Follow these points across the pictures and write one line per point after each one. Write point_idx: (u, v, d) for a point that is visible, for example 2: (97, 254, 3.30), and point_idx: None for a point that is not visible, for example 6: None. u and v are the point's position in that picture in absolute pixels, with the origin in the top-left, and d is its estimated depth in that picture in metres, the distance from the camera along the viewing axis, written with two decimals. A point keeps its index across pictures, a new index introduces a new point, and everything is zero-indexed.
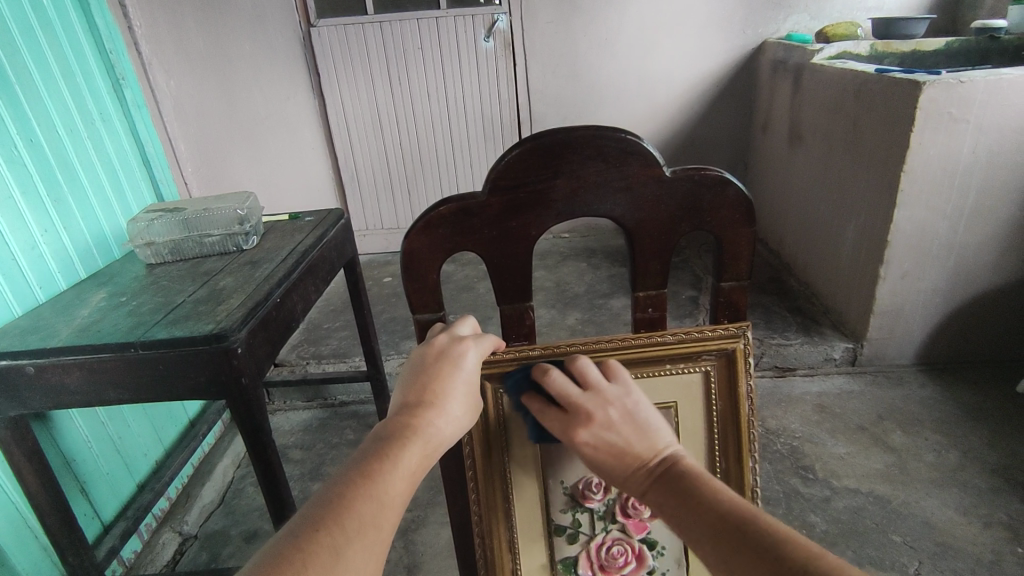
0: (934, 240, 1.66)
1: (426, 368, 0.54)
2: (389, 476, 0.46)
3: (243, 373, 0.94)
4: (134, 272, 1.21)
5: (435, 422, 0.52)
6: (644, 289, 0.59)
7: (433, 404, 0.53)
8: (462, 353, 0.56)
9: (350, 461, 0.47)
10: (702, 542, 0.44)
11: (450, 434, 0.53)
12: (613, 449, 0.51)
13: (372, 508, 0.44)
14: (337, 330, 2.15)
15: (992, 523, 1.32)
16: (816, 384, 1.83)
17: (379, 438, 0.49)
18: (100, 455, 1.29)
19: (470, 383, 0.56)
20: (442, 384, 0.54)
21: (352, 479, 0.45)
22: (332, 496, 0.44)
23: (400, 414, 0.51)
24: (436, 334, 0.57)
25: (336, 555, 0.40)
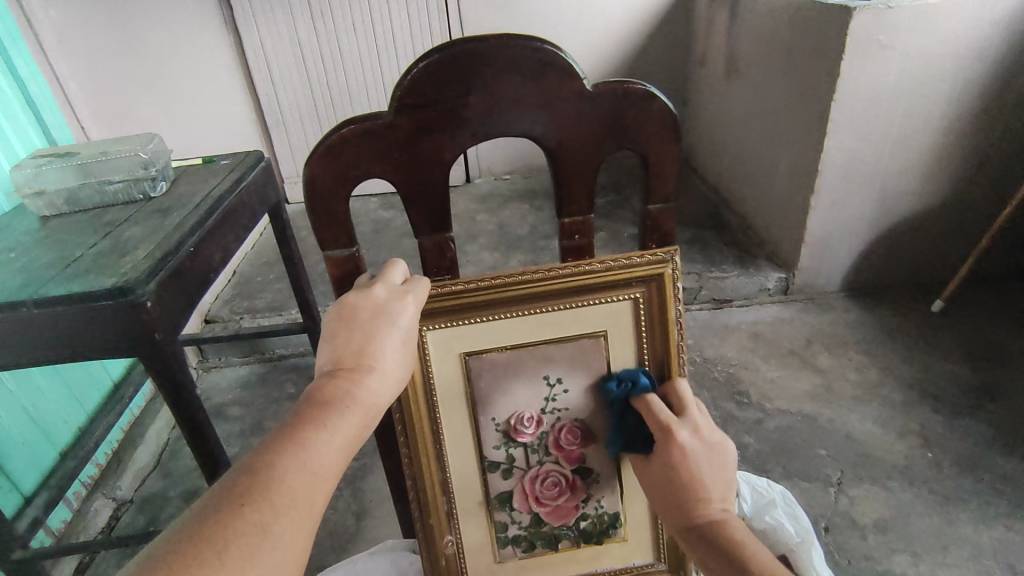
0: (860, 168, 1.71)
1: (359, 326, 0.50)
2: (325, 446, 0.43)
3: (156, 328, 0.87)
4: (26, 226, 1.09)
5: (376, 388, 0.48)
6: (569, 215, 0.56)
7: (370, 368, 0.49)
8: (400, 309, 0.52)
9: (283, 426, 0.43)
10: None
11: (388, 398, 0.50)
12: (692, 475, 0.54)
13: (302, 483, 0.41)
14: (271, 282, 2.05)
15: (906, 432, 1.42)
16: (752, 314, 1.90)
17: (314, 403, 0.45)
18: (12, 426, 1.20)
19: (407, 344, 0.52)
20: (379, 345, 0.50)
21: (284, 446, 0.42)
22: (259, 466, 0.40)
23: (331, 378, 0.47)
24: (376, 285, 0.52)
25: (264, 532, 0.37)
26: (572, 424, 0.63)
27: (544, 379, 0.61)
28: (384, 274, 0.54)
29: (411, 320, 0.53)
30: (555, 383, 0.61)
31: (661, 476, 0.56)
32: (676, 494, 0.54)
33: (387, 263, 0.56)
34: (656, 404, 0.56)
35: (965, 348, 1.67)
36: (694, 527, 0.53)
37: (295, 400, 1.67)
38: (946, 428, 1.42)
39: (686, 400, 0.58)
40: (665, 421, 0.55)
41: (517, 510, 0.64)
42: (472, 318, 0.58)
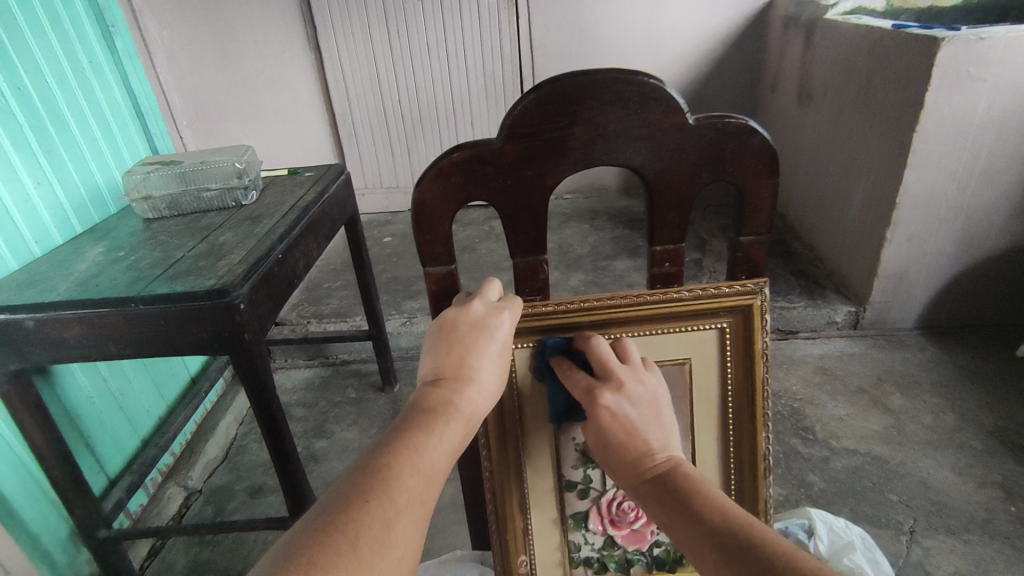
0: (942, 203, 1.64)
1: (460, 340, 0.52)
2: (434, 452, 0.46)
3: (246, 329, 0.93)
4: (131, 227, 1.18)
5: (477, 396, 0.50)
6: (661, 243, 0.57)
7: (468, 378, 0.51)
8: (497, 323, 0.54)
9: (393, 431, 0.47)
10: (704, 544, 0.44)
11: (486, 408, 0.52)
12: (627, 432, 0.51)
13: (415, 485, 0.44)
14: (338, 289, 2.13)
15: (987, 483, 1.34)
16: (818, 347, 1.84)
17: (419, 409, 0.48)
18: (104, 411, 1.29)
19: (503, 358, 0.54)
20: (478, 358, 0.52)
21: (396, 450, 0.45)
22: (377, 466, 0.43)
23: (435, 387, 0.50)
24: (474, 301, 0.55)
25: (388, 527, 0.41)
26: None
27: None
28: (482, 291, 0.56)
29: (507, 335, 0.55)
30: None
31: (599, 440, 0.53)
32: (619, 449, 0.51)
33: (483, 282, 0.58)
34: (578, 375, 0.55)
35: None
36: (647, 481, 0.49)
37: (356, 405, 1.72)
38: None
39: (605, 358, 0.55)
40: (585, 387, 0.53)
41: (591, 531, 0.65)
42: (559, 339, 0.59)
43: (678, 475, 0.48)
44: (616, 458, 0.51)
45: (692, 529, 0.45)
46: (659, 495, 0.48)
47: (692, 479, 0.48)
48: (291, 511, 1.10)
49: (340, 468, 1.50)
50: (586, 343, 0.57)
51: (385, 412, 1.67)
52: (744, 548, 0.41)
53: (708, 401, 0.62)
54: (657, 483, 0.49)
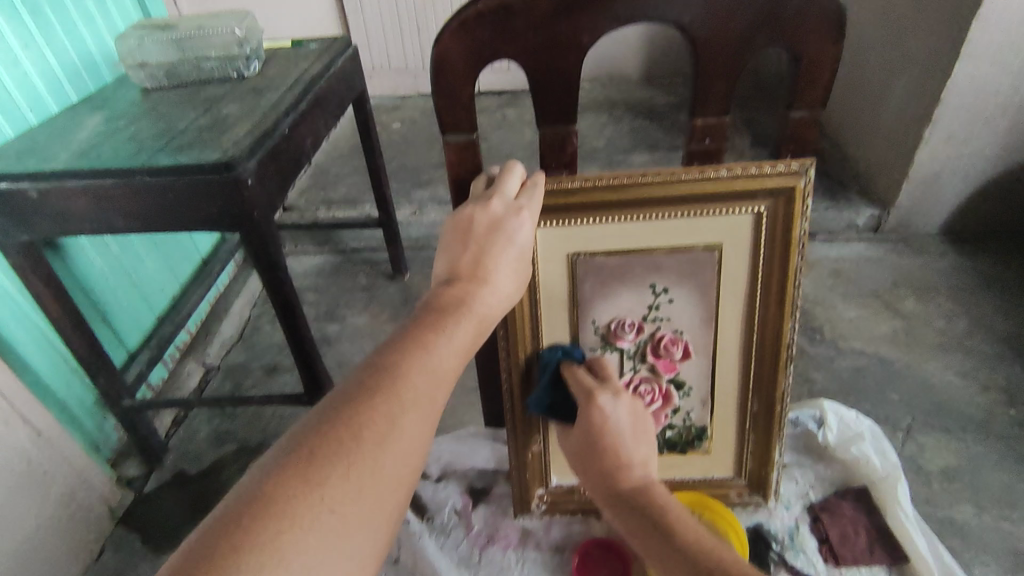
0: (991, 99, 1.53)
1: (476, 240, 0.51)
2: (443, 353, 0.47)
3: (255, 207, 0.90)
4: (130, 97, 1.12)
5: (491, 297, 0.51)
6: (702, 116, 0.53)
7: (482, 280, 0.51)
8: (516, 225, 0.52)
9: (404, 331, 0.48)
10: (667, 556, 0.53)
11: (501, 309, 0.52)
12: (615, 439, 0.60)
13: (422, 382, 0.45)
14: (346, 176, 2.07)
15: (990, 386, 1.36)
16: (836, 249, 1.80)
17: (431, 309, 0.49)
18: (117, 288, 1.30)
19: (521, 258, 0.53)
20: (494, 257, 0.51)
21: (405, 349, 0.46)
22: (384, 365, 0.45)
23: (449, 287, 0.50)
24: (491, 200, 0.52)
25: (392, 422, 0.43)
26: (672, 334, 0.64)
27: (649, 287, 0.61)
28: (500, 187, 0.52)
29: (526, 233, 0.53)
30: (661, 292, 0.62)
31: (586, 442, 0.61)
32: (602, 460, 0.60)
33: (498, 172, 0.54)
34: (581, 374, 0.62)
35: None
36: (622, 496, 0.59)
37: (367, 292, 1.73)
38: None
39: (606, 373, 0.63)
40: (588, 387, 0.60)
41: None
42: (584, 220, 0.57)
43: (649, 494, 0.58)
44: (599, 471, 0.60)
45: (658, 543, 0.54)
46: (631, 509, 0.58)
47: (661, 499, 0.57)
48: (307, 389, 1.13)
49: (353, 351, 1.54)
50: (590, 363, 0.64)
51: (396, 300, 1.69)
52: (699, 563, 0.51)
53: (736, 288, 0.61)
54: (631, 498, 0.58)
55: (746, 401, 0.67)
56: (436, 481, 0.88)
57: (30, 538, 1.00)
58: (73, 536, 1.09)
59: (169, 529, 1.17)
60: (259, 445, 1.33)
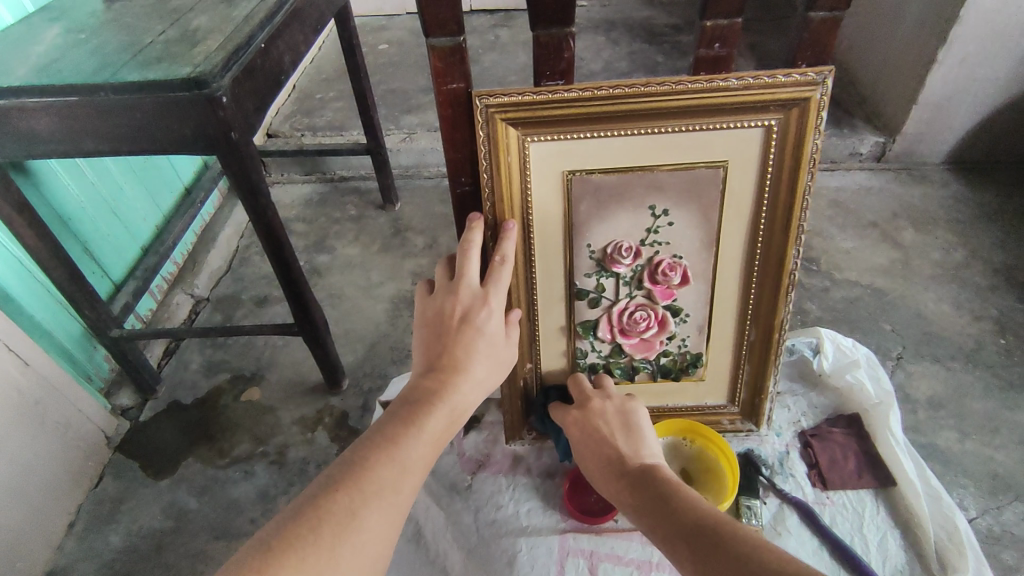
0: (1011, 16, 1.45)
1: (449, 330, 0.57)
2: (412, 447, 0.52)
3: (232, 127, 0.85)
4: (91, 7, 1.03)
5: (464, 388, 0.56)
6: (713, 16, 0.50)
7: (455, 370, 0.56)
8: (484, 315, 0.57)
9: (381, 427, 0.53)
10: (668, 527, 0.51)
11: (477, 398, 0.57)
12: (609, 433, 0.62)
13: (388, 475, 0.50)
14: (331, 100, 1.98)
15: (981, 316, 1.36)
16: (837, 179, 1.76)
17: (406, 403, 0.54)
18: (97, 217, 1.25)
19: (493, 344, 0.58)
20: (466, 348, 0.56)
21: (377, 444, 0.51)
22: (356, 459, 0.50)
23: (427, 377, 0.56)
24: (459, 287, 0.58)
25: (352, 515, 0.47)
26: (671, 260, 0.62)
27: (648, 209, 0.59)
28: (462, 272, 0.57)
29: (497, 323, 0.59)
30: (660, 215, 0.59)
31: (584, 439, 0.63)
32: (598, 446, 0.62)
33: (459, 248, 0.57)
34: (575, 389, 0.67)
35: None
36: (625, 477, 0.58)
37: (357, 223, 1.69)
38: None
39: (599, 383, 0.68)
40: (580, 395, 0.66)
41: (599, 339, 0.67)
42: (583, 133, 0.54)
43: (650, 471, 0.57)
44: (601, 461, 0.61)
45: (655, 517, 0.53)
46: (633, 486, 0.56)
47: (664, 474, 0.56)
48: (297, 320, 1.11)
49: (343, 282, 1.51)
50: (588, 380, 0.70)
51: (386, 231, 1.65)
52: (700, 533, 0.49)
53: (740, 209, 0.59)
54: (632, 475, 0.57)
55: (743, 328, 0.66)
56: None
57: (27, 465, 1.01)
58: (71, 463, 1.10)
59: (166, 456, 1.19)
60: (253, 375, 1.33)
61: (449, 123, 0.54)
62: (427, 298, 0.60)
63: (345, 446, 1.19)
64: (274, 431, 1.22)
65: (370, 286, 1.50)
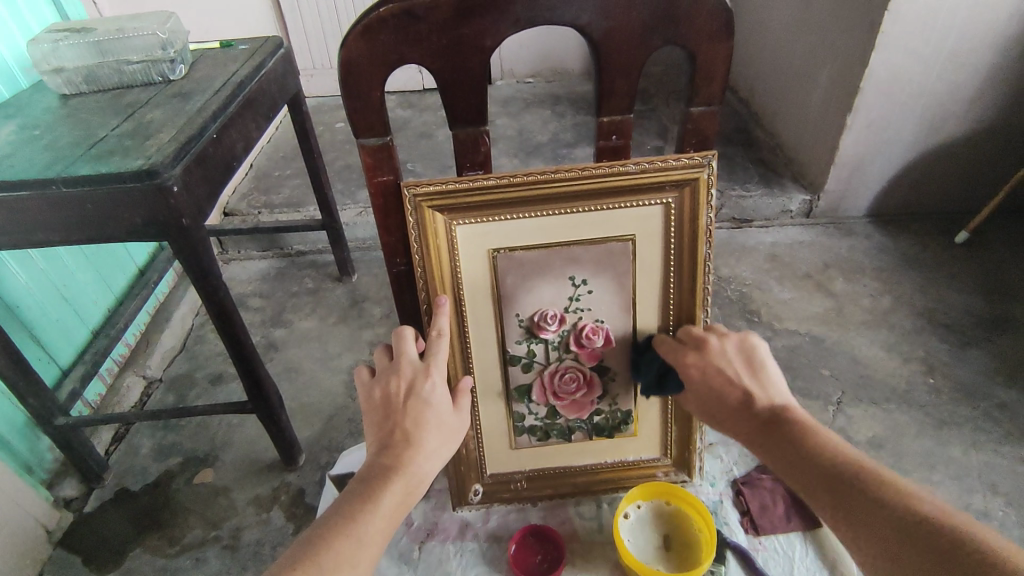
0: (905, 86, 1.62)
1: (397, 407, 0.60)
2: (369, 523, 0.54)
3: (183, 214, 0.88)
4: (46, 104, 1.08)
5: (417, 459, 0.57)
6: (608, 113, 0.60)
7: (408, 442, 0.58)
8: (428, 386, 0.60)
9: (339, 506, 0.55)
10: (813, 476, 0.55)
11: (434, 467, 0.59)
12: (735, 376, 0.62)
13: (344, 551, 0.52)
14: (289, 178, 2.03)
15: (911, 358, 1.44)
16: (771, 235, 1.88)
17: (363, 481, 0.56)
18: (45, 302, 1.25)
19: (443, 415, 0.60)
20: (416, 419, 0.59)
21: (332, 523, 0.53)
22: (313, 539, 0.52)
23: (383, 454, 0.57)
24: (400, 364, 0.62)
25: None
26: (593, 324, 0.69)
27: (569, 279, 0.66)
28: (399, 352, 0.62)
29: (445, 396, 0.61)
30: (580, 284, 0.67)
31: (706, 385, 0.64)
32: (725, 394, 0.62)
33: (395, 334, 0.63)
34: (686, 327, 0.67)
35: (981, 279, 1.65)
36: (755, 423, 0.60)
37: (314, 296, 1.71)
38: (950, 356, 1.44)
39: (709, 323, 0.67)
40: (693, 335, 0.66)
41: (535, 402, 0.73)
42: (505, 215, 0.62)
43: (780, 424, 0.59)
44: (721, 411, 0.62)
45: (804, 468, 0.56)
46: (769, 439, 0.59)
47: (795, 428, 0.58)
48: (251, 397, 1.11)
49: (301, 355, 1.52)
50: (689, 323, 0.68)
51: (343, 302, 1.67)
52: (849, 486, 0.53)
53: (651, 274, 0.67)
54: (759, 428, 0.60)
55: None
56: None
57: None
58: (8, 561, 1.05)
59: (112, 547, 1.14)
60: (206, 456, 1.30)
61: (381, 212, 0.62)
62: (369, 382, 0.63)
63: (301, 524, 1.16)
64: (227, 514, 1.19)
65: (328, 359, 1.50)
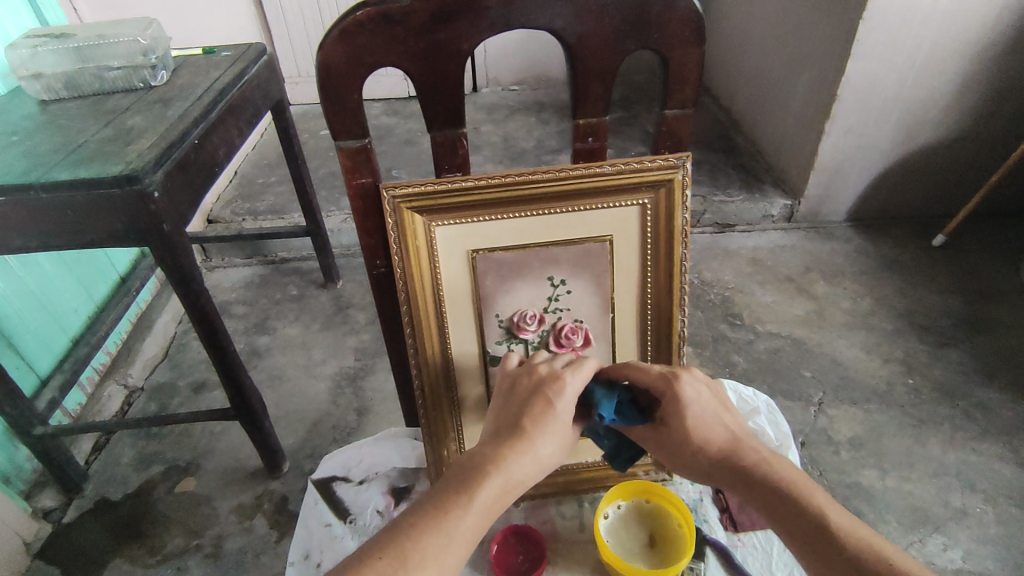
0: (881, 93, 1.65)
1: (523, 399, 0.60)
2: (461, 519, 0.52)
3: (164, 220, 0.88)
4: (25, 110, 1.07)
5: (523, 459, 0.56)
6: (584, 116, 0.62)
7: (523, 440, 0.57)
8: (558, 388, 0.60)
9: (434, 492, 0.54)
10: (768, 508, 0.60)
11: (535, 474, 0.57)
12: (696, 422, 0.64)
13: (432, 544, 0.50)
14: (273, 185, 2.03)
15: (890, 358, 1.47)
16: (752, 239, 1.90)
17: (462, 470, 0.55)
18: (23, 310, 1.23)
19: (562, 422, 0.59)
20: (537, 419, 0.58)
21: (423, 513, 0.52)
22: (400, 526, 0.51)
23: (489, 446, 0.57)
24: (540, 363, 0.63)
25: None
26: (573, 324, 0.69)
27: (548, 279, 0.68)
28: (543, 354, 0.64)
29: (568, 403, 0.61)
30: (559, 284, 0.68)
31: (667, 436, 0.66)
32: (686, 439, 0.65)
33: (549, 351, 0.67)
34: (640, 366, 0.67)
35: (957, 281, 1.69)
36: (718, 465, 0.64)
37: (298, 303, 1.70)
38: (928, 356, 1.47)
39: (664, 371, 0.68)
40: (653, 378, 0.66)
41: None
42: (484, 216, 0.63)
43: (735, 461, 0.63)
44: (680, 447, 0.65)
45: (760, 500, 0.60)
46: (731, 477, 0.63)
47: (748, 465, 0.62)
48: (234, 404, 1.11)
49: (285, 362, 1.51)
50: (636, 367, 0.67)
51: (328, 309, 1.67)
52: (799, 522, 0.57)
53: (629, 274, 0.68)
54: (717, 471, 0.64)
55: None
56: (359, 484, 0.92)
57: None
58: None
59: (92, 558, 1.12)
60: (189, 464, 1.29)
61: (361, 214, 0.63)
62: (509, 368, 0.65)
63: (285, 532, 1.16)
64: (210, 522, 1.17)
65: (312, 365, 1.50)
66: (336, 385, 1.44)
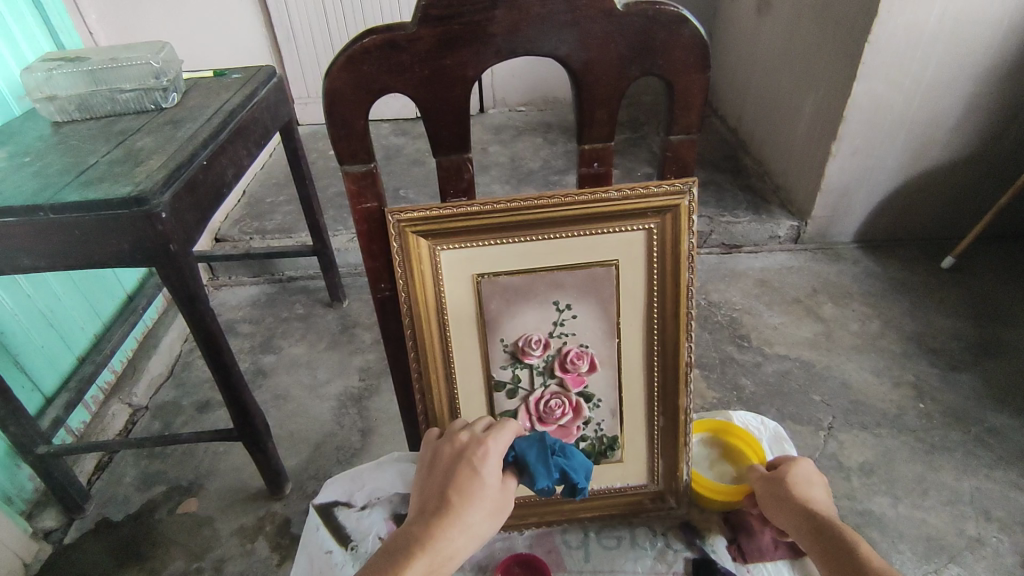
0: (888, 115, 1.66)
1: (446, 471, 0.60)
2: None
3: (171, 240, 0.89)
4: (38, 131, 1.08)
5: (449, 533, 0.55)
6: (589, 142, 0.62)
7: (450, 513, 0.56)
8: (482, 455, 0.60)
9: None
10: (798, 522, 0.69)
11: (466, 547, 0.56)
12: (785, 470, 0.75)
13: None
14: (281, 204, 2.04)
15: (901, 382, 1.45)
16: (760, 260, 1.89)
17: (389, 551, 0.54)
18: (31, 328, 1.23)
19: (490, 487, 0.59)
20: (462, 489, 0.58)
21: None
22: None
23: (418, 523, 0.56)
24: (461, 431, 0.64)
25: None
26: (578, 349, 0.69)
27: (553, 304, 0.67)
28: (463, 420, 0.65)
29: (493, 468, 0.61)
30: (564, 309, 0.68)
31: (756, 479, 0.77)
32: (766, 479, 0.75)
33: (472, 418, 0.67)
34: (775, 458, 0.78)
35: (968, 303, 1.67)
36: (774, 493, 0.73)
37: (304, 322, 1.70)
38: (940, 379, 1.45)
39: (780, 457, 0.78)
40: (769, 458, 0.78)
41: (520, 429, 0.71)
42: (489, 241, 0.63)
43: (794, 488, 0.72)
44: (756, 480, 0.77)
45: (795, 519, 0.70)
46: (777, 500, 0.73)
47: (805, 497, 0.71)
48: (237, 424, 1.10)
49: (289, 382, 1.51)
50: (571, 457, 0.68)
51: (334, 328, 1.67)
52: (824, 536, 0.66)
53: (634, 298, 0.68)
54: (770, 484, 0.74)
55: (652, 411, 0.73)
56: (361, 510, 0.91)
57: None
58: None
59: None
60: (191, 485, 1.28)
61: (366, 237, 0.63)
62: (432, 441, 0.65)
63: (286, 555, 1.14)
64: (211, 544, 1.16)
65: (317, 385, 1.49)
66: (340, 406, 1.43)
